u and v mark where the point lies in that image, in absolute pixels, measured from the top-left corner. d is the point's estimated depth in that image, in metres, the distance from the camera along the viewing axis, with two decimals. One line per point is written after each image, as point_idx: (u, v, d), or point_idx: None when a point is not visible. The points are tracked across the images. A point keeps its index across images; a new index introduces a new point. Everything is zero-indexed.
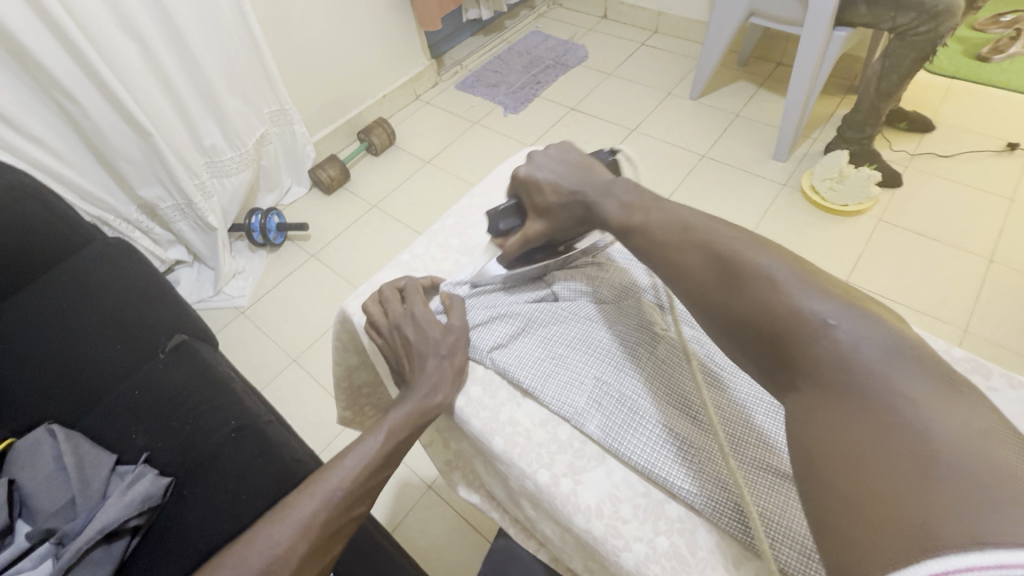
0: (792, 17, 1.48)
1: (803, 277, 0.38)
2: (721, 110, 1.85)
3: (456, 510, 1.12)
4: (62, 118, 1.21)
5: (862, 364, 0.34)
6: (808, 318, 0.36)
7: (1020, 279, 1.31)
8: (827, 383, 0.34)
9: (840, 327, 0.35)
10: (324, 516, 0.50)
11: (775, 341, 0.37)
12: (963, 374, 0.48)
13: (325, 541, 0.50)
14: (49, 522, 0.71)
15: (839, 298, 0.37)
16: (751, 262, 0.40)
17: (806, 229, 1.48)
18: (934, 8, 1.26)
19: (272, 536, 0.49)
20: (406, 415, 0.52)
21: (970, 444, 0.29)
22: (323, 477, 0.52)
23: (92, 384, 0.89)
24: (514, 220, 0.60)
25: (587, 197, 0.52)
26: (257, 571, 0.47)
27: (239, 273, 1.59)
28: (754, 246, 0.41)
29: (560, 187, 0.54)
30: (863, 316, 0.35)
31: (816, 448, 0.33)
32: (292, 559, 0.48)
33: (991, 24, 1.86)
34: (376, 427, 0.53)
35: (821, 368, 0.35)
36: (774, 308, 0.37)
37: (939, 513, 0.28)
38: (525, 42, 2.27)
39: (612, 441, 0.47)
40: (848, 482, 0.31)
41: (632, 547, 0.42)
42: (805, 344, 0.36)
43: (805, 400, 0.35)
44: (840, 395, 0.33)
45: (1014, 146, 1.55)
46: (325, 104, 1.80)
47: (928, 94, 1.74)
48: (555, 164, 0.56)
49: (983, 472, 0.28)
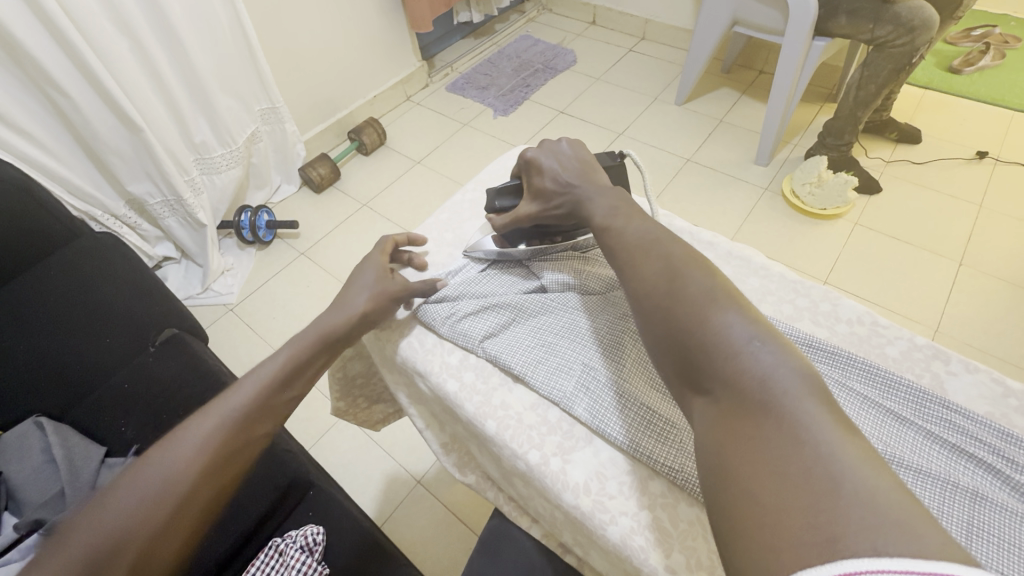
0: (774, 26, 1.53)
1: (729, 298, 0.39)
2: (706, 115, 1.90)
3: (444, 503, 1.14)
4: (52, 112, 1.20)
5: (778, 387, 0.33)
6: (731, 341, 0.36)
7: (989, 281, 1.37)
8: (744, 402, 0.34)
9: (766, 351, 0.35)
10: (224, 433, 0.51)
11: (699, 359, 0.37)
12: (924, 360, 0.51)
13: (224, 459, 0.50)
14: (38, 513, 0.72)
15: (756, 322, 0.37)
16: (686, 281, 0.41)
17: (787, 231, 1.53)
18: (910, 22, 1.32)
19: (174, 452, 0.49)
20: (304, 345, 0.57)
21: (865, 463, 0.29)
22: (222, 398, 0.53)
23: (79, 377, 0.89)
24: (509, 201, 0.64)
25: (576, 193, 0.56)
26: (159, 483, 0.48)
27: (227, 271, 1.59)
28: (690, 266, 0.42)
29: (560, 174, 0.58)
30: (781, 342, 0.36)
31: (729, 462, 0.33)
32: (189, 473, 0.49)
33: (963, 37, 1.95)
34: (274, 357, 0.57)
35: (738, 386, 0.35)
36: (697, 325, 0.38)
37: (843, 522, 0.27)
38: (515, 45, 2.31)
39: (598, 424, 0.49)
40: (758, 493, 0.30)
41: (618, 521, 0.45)
42: (724, 359, 0.36)
43: (723, 416, 0.35)
44: (754, 413, 0.33)
45: (983, 154, 1.61)
46: (317, 103, 1.81)
47: (903, 104, 1.81)
48: (564, 155, 0.59)
49: (876, 487, 0.28)
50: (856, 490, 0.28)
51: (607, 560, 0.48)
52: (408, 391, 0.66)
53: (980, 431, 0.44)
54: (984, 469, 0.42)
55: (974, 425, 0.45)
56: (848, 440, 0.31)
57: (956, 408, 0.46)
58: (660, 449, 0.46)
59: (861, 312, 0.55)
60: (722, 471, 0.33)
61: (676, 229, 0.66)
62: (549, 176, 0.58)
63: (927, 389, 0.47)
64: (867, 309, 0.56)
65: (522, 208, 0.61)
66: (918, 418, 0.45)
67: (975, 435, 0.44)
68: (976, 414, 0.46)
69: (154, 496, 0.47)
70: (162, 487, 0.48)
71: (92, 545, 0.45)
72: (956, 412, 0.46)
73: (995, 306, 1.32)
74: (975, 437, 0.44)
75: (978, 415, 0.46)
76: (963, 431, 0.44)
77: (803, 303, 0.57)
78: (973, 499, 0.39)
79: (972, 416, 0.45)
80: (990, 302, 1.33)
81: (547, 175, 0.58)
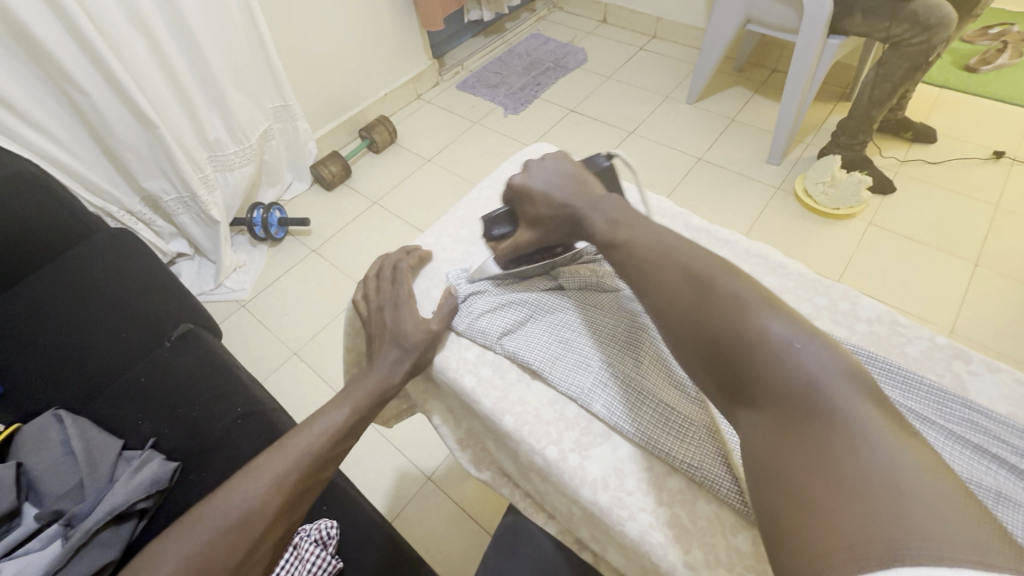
0: (787, 25, 1.52)
1: (769, 300, 0.39)
2: (717, 114, 1.89)
3: (454, 500, 1.15)
4: (69, 109, 1.22)
5: (826, 391, 0.34)
6: (773, 343, 0.36)
7: (1005, 282, 1.35)
8: (791, 406, 0.35)
9: (810, 353, 0.36)
10: (296, 475, 0.53)
11: (739, 362, 0.38)
12: (944, 360, 0.51)
13: (296, 498, 0.53)
14: (57, 504, 0.73)
15: (799, 323, 0.37)
16: (721, 286, 0.41)
17: (799, 231, 1.52)
18: (927, 20, 1.30)
19: (247, 492, 0.51)
20: (368, 389, 0.58)
21: (921, 467, 0.30)
22: (291, 440, 0.55)
23: (98, 371, 0.90)
24: (506, 227, 0.61)
25: (576, 212, 0.53)
26: (234, 523, 0.49)
27: (239, 267, 1.60)
28: (721, 268, 0.42)
29: (555, 194, 0.54)
30: (823, 341, 0.36)
31: (783, 468, 0.34)
32: (268, 511, 0.50)
33: (980, 36, 1.93)
34: (341, 399, 0.58)
35: (783, 390, 0.35)
36: (735, 329, 0.38)
37: (905, 529, 0.28)
38: (525, 44, 2.31)
39: (615, 420, 0.49)
40: (812, 498, 0.31)
41: (636, 517, 0.45)
42: (768, 362, 0.36)
43: (769, 419, 0.36)
44: (803, 417, 0.34)
45: (1000, 154, 1.59)
46: (328, 101, 1.82)
47: (918, 103, 1.79)
48: (551, 174, 0.56)
49: (930, 489, 0.29)
50: (910, 494, 0.29)
51: (624, 556, 0.48)
52: (423, 386, 0.67)
53: (1003, 432, 0.44)
54: (1007, 470, 0.42)
55: (996, 425, 0.45)
56: (903, 443, 0.32)
57: (977, 408, 0.46)
58: (677, 446, 0.46)
59: (881, 312, 0.55)
60: (773, 474, 0.34)
61: (693, 227, 0.66)
62: (544, 198, 0.55)
63: (948, 389, 0.47)
64: (887, 308, 0.55)
65: (521, 232, 0.59)
66: (941, 418, 0.45)
67: (997, 436, 0.44)
68: (998, 415, 0.46)
69: (228, 537, 0.48)
70: (238, 527, 0.49)
71: None
72: (978, 413, 0.45)
73: (1011, 308, 1.31)
74: (998, 438, 0.44)
75: (1001, 416, 0.45)
76: (986, 432, 0.44)
77: (822, 302, 0.56)
78: (996, 499, 0.39)
79: (994, 417, 0.45)
80: (1006, 304, 1.31)
81: (540, 198, 0.55)
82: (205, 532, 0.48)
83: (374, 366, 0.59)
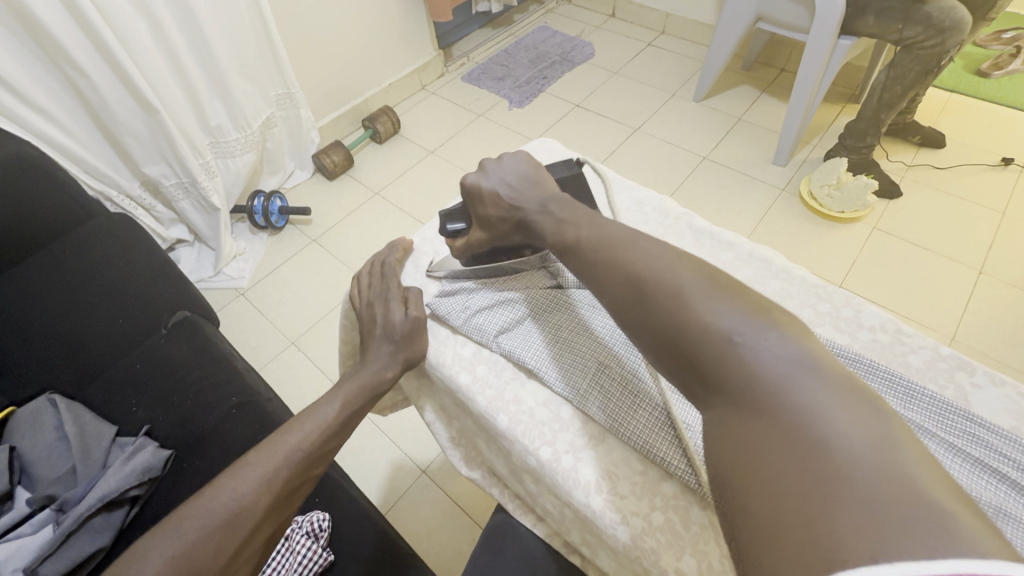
0: (798, 24, 1.49)
1: (716, 292, 0.38)
2: (724, 113, 1.87)
3: (448, 494, 1.14)
4: (69, 90, 1.21)
5: (780, 383, 0.33)
6: (717, 338, 0.36)
7: (1008, 290, 1.34)
8: (739, 403, 0.34)
9: (765, 347, 0.34)
10: (286, 472, 0.52)
11: (693, 358, 0.37)
12: (947, 370, 0.50)
13: (285, 495, 0.52)
14: (50, 489, 0.73)
15: (750, 316, 0.36)
16: (665, 280, 0.40)
17: (803, 233, 1.51)
18: (941, 23, 1.28)
19: (236, 489, 0.50)
20: (358, 385, 0.58)
21: (872, 452, 0.29)
22: (282, 438, 0.54)
23: (93, 355, 0.90)
24: (461, 223, 0.62)
25: (524, 216, 0.54)
26: (222, 521, 0.48)
27: (239, 255, 1.59)
28: (666, 261, 0.42)
29: (506, 198, 0.56)
30: (771, 332, 0.35)
31: (732, 471, 0.32)
32: (256, 509, 0.50)
33: (993, 40, 1.91)
34: (330, 397, 0.58)
35: (735, 387, 0.34)
36: (683, 326, 0.37)
37: (845, 530, 0.27)
38: (533, 36, 2.28)
39: (608, 421, 0.49)
40: (758, 498, 0.30)
41: (628, 521, 0.44)
42: (713, 360, 0.36)
43: (726, 415, 0.34)
44: (755, 411, 0.33)
45: (1009, 161, 1.58)
46: (332, 90, 1.80)
47: (927, 107, 1.77)
48: (504, 173, 0.58)
49: (883, 482, 0.27)
50: (859, 489, 0.27)
51: (615, 560, 0.47)
52: (417, 382, 0.66)
53: (1004, 446, 0.43)
54: (1007, 485, 0.41)
55: (998, 440, 0.44)
56: (855, 427, 0.30)
57: (979, 421, 0.45)
58: (661, 444, 0.46)
59: (884, 320, 0.54)
60: (724, 472, 0.33)
61: (696, 229, 0.65)
62: (495, 199, 0.56)
63: (950, 402, 0.46)
64: (890, 316, 0.54)
65: (480, 240, 0.58)
66: (943, 430, 0.44)
67: (998, 450, 0.43)
68: (1000, 429, 0.45)
69: (216, 536, 0.47)
70: (227, 526, 0.48)
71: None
72: (979, 426, 0.44)
73: (1014, 317, 1.30)
74: (998, 450, 0.43)
75: (1004, 430, 0.45)
76: (987, 445, 0.43)
77: (824, 308, 0.55)
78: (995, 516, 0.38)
79: (996, 431, 0.44)
80: (1009, 313, 1.30)
81: (491, 201, 0.57)
82: (192, 531, 0.47)
83: (367, 360, 0.58)
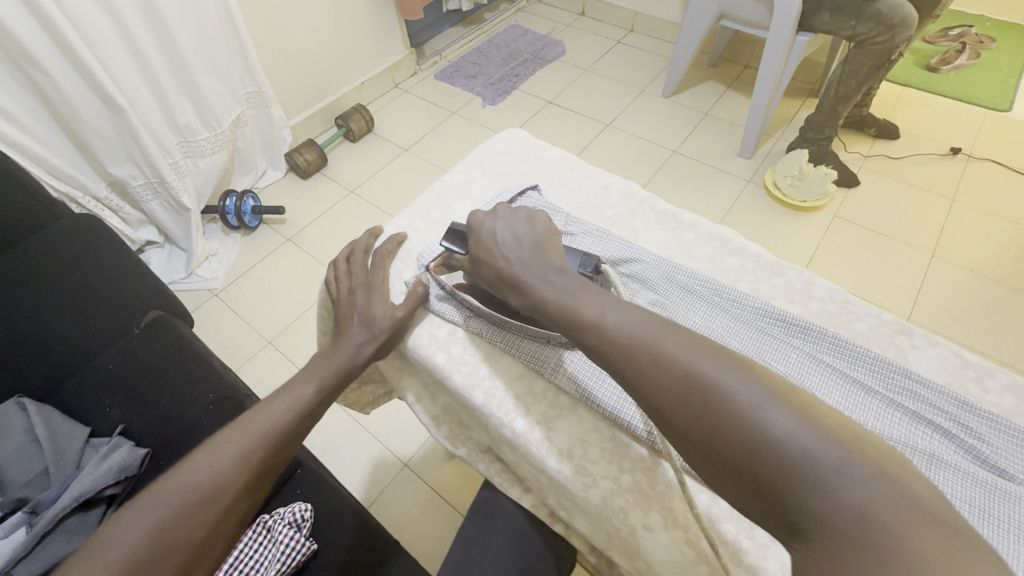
0: (758, 20, 1.55)
1: (778, 398, 0.36)
2: (692, 108, 1.93)
3: (431, 485, 1.16)
4: (29, 90, 1.17)
5: (871, 513, 0.31)
6: (661, 356, 0.39)
7: (957, 272, 1.42)
8: (702, 417, 0.37)
9: (844, 471, 0.32)
10: (262, 451, 0.53)
11: (783, 481, 0.33)
12: (889, 335, 0.54)
13: (261, 475, 0.53)
14: (21, 492, 0.72)
15: (834, 443, 0.33)
16: (717, 383, 0.37)
17: (768, 221, 1.57)
18: (891, 20, 1.35)
19: (212, 465, 0.51)
20: (337, 367, 0.59)
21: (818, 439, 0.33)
22: (254, 418, 0.55)
23: (61, 357, 0.88)
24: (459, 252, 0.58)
25: (509, 274, 0.50)
26: (200, 497, 0.49)
27: (212, 256, 1.57)
28: (710, 353, 0.39)
29: (500, 250, 0.52)
30: (699, 345, 0.40)
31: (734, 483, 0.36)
32: (232, 487, 0.50)
33: (941, 36, 2.01)
34: (309, 378, 0.59)
35: (694, 402, 0.37)
36: (745, 441, 0.35)
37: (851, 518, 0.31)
38: (504, 35, 2.31)
39: (582, 389, 0.51)
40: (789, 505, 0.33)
41: (598, 484, 0.47)
42: (667, 380, 0.38)
43: (818, 554, 0.32)
44: (845, 548, 0.31)
45: (957, 151, 1.67)
46: (303, 88, 1.79)
47: (884, 101, 1.85)
48: (514, 233, 0.53)
49: (839, 465, 0.33)
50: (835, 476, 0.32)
51: (589, 522, 0.50)
52: (396, 364, 0.67)
53: (938, 399, 0.47)
54: (941, 435, 0.45)
55: (934, 394, 0.48)
56: (795, 418, 0.35)
57: (917, 378, 0.49)
58: (630, 408, 0.48)
59: (833, 291, 0.57)
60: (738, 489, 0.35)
61: (660, 211, 0.67)
62: (491, 245, 0.53)
63: (891, 361, 0.50)
64: (838, 287, 0.58)
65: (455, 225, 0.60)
66: (885, 392, 0.48)
67: (929, 405, 0.47)
68: (934, 383, 0.49)
69: (193, 511, 0.48)
70: (207, 501, 0.49)
71: (138, 555, 0.45)
72: (917, 383, 0.48)
73: (963, 295, 1.38)
74: (928, 407, 0.47)
75: (938, 385, 0.49)
76: (922, 402, 0.47)
77: (778, 282, 0.59)
78: (926, 463, 0.42)
79: (931, 385, 0.48)
80: (958, 293, 1.38)
81: (486, 244, 0.53)
82: (172, 504, 0.48)
83: (346, 344, 0.59)
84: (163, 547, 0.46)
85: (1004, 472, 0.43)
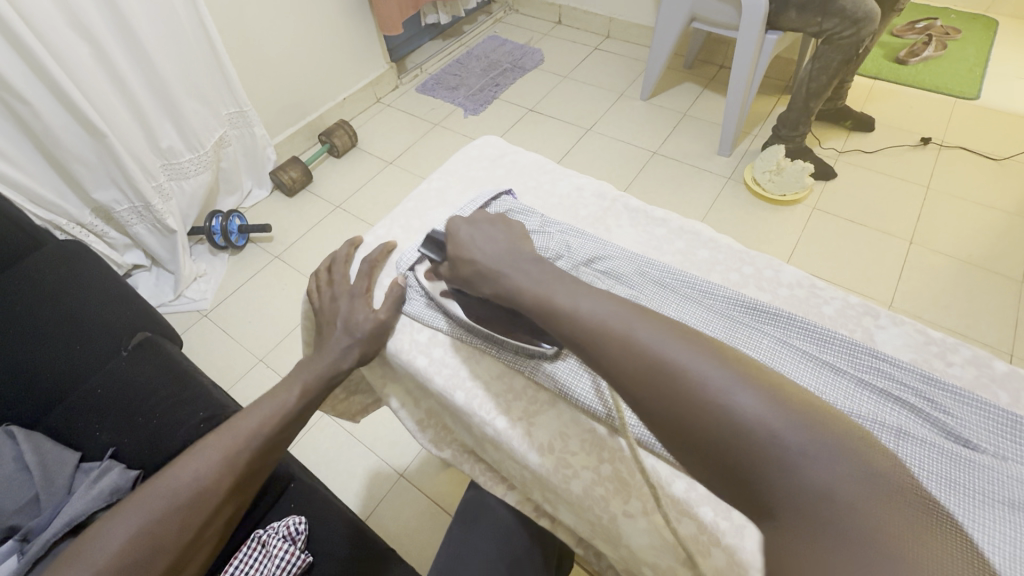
0: (728, 21, 1.59)
1: (715, 365, 0.38)
2: (671, 109, 1.96)
3: (427, 494, 1.16)
4: (10, 120, 1.18)
5: (836, 492, 0.32)
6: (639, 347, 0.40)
7: (935, 257, 1.45)
8: (678, 405, 0.37)
9: (810, 451, 0.34)
10: (247, 455, 0.55)
11: (756, 465, 0.35)
12: (856, 316, 0.55)
13: (246, 478, 0.56)
14: (12, 520, 0.72)
15: (805, 424, 0.35)
16: (685, 369, 0.38)
17: (749, 217, 1.60)
18: (855, 15, 1.38)
19: (198, 469, 0.53)
20: (320, 375, 0.60)
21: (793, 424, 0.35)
22: (240, 423, 0.57)
23: (48, 383, 0.87)
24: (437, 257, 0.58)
25: (486, 268, 0.52)
26: (185, 501, 0.52)
27: (200, 276, 1.57)
28: (686, 343, 0.40)
29: (477, 248, 0.53)
30: (678, 336, 0.40)
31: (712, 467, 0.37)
32: (218, 489, 0.54)
33: (908, 29, 2.06)
34: (293, 386, 0.60)
35: (671, 391, 0.38)
36: (713, 424, 0.36)
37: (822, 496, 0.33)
38: (482, 46, 2.34)
39: (558, 384, 0.52)
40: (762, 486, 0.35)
41: (580, 474, 0.48)
42: (647, 371, 0.39)
43: (785, 534, 0.33)
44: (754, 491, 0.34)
45: (928, 140, 1.70)
46: (285, 106, 1.81)
47: (856, 94, 1.90)
48: (490, 235, 0.55)
49: (809, 448, 0.34)
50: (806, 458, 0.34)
51: (574, 513, 0.51)
52: (381, 371, 0.68)
53: (904, 375, 0.49)
54: (911, 412, 0.47)
55: (902, 371, 0.50)
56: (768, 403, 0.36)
57: (884, 357, 0.50)
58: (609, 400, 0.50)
59: (801, 277, 0.59)
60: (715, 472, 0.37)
61: (632, 209, 0.69)
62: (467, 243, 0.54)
63: (859, 342, 0.52)
64: (806, 273, 0.60)
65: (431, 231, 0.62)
66: (857, 372, 0.50)
67: (899, 384, 0.48)
68: (900, 361, 0.51)
69: (180, 515, 0.52)
70: (191, 505, 0.52)
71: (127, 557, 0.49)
72: (885, 362, 0.50)
73: (943, 280, 1.40)
74: (898, 385, 0.48)
75: (905, 362, 0.50)
76: (892, 381, 0.49)
77: (748, 271, 0.60)
78: (896, 436, 0.44)
79: (900, 363, 0.50)
80: (938, 278, 1.41)
81: (465, 245, 0.55)
82: (154, 509, 0.51)
83: (330, 352, 0.60)
84: (150, 548, 0.50)
85: (972, 443, 0.44)
